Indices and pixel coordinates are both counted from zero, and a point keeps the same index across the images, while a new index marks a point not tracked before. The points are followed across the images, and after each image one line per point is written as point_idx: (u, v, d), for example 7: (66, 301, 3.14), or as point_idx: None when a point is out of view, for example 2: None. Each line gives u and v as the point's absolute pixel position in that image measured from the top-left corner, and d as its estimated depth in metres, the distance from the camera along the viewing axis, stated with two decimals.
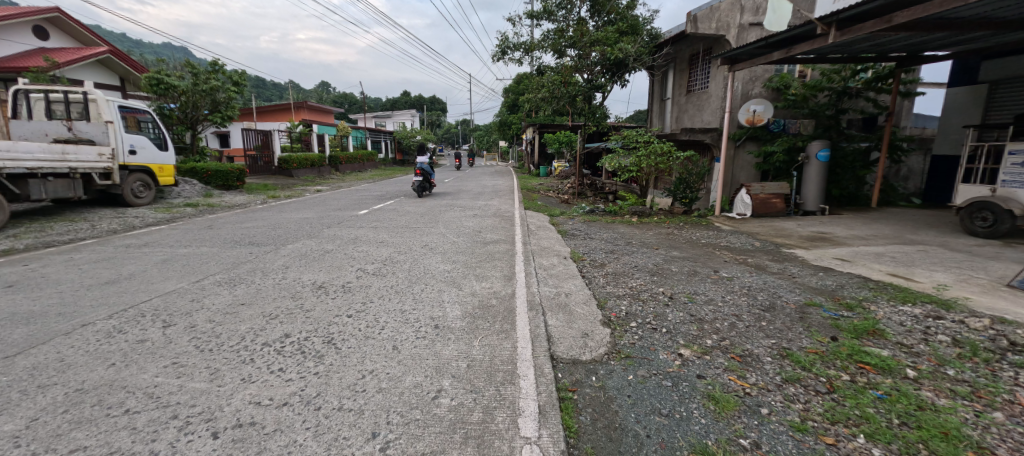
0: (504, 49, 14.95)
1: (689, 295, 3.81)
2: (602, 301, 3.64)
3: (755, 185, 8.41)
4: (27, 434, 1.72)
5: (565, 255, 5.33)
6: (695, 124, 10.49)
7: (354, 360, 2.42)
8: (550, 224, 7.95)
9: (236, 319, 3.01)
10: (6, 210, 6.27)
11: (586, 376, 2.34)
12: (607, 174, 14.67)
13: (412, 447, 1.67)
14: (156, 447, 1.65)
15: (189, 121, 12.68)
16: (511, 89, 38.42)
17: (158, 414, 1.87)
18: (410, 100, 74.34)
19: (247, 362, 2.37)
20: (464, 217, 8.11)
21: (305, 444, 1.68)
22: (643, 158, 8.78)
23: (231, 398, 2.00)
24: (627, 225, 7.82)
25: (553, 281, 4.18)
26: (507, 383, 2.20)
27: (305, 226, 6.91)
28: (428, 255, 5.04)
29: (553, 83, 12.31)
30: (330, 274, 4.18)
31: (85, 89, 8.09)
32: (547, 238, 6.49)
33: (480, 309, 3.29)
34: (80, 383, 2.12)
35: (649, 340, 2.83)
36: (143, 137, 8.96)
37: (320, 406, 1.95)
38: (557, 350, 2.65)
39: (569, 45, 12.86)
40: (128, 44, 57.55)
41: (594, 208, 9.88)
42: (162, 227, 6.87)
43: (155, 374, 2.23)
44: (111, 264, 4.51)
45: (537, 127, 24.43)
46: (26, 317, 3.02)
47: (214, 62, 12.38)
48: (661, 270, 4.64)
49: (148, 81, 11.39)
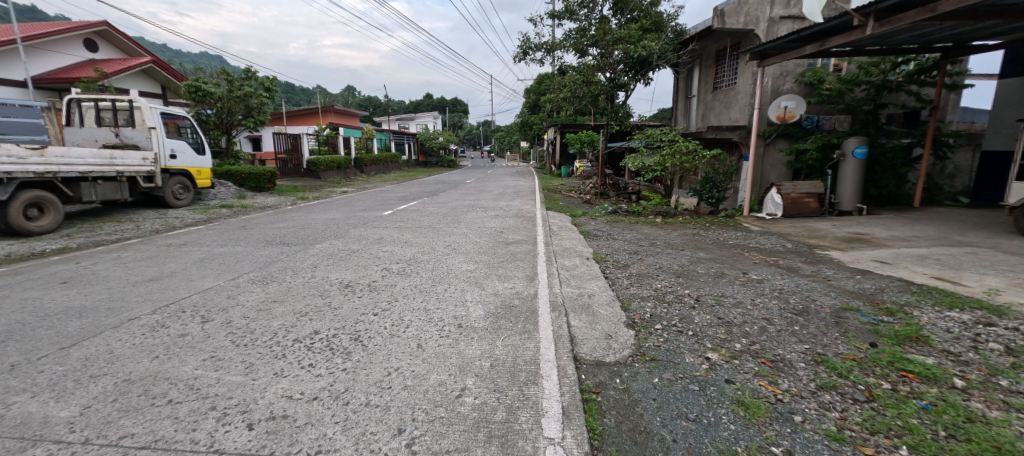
0: (525, 50, 14.97)
1: (716, 297, 3.70)
2: (626, 302, 3.58)
3: (786, 183, 8.10)
4: (81, 421, 1.85)
5: (588, 255, 5.29)
6: (722, 122, 10.21)
7: (380, 357, 2.47)
8: (572, 224, 7.89)
9: (269, 316, 3.13)
10: (60, 212, 6.72)
11: (609, 379, 2.31)
12: (630, 174, 14.46)
13: (437, 444, 1.70)
14: (196, 436, 1.74)
15: (224, 126, 13.22)
16: (533, 89, 38.59)
17: (198, 405, 1.97)
18: (433, 103, 75.46)
19: (280, 357, 2.46)
20: (485, 218, 8.12)
21: (334, 439, 1.73)
22: (668, 157, 8.57)
23: (264, 392, 2.08)
24: (651, 226, 7.67)
25: (575, 282, 4.14)
26: (530, 383, 2.20)
27: (332, 226, 7.08)
28: (450, 255, 5.10)
29: (575, 83, 12.51)
30: (356, 273, 4.28)
31: (130, 98, 8.58)
32: (569, 238, 6.45)
33: (502, 309, 3.30)
34: (127, 374, 2.26)
35: (675, 343, 2.77)
36: (182, 142, 9.49)
37: (348, 401, 2.01)
38: (581, 352, 2.62)
39: (591, 44, 12.76)
40: (167, 53, 61.04)
41: (617, 208, 9.73)
42: (199, 227, 7.23)
43: (195, 367, 2.35)
44: (154, 262, 4.79)
45: (558, 127, 24.44)
46: (79, 311, 3.24)
47: (246, 69, 12.91)
48: (687, 272, 4.53)
49: (187, 89, 12.03)
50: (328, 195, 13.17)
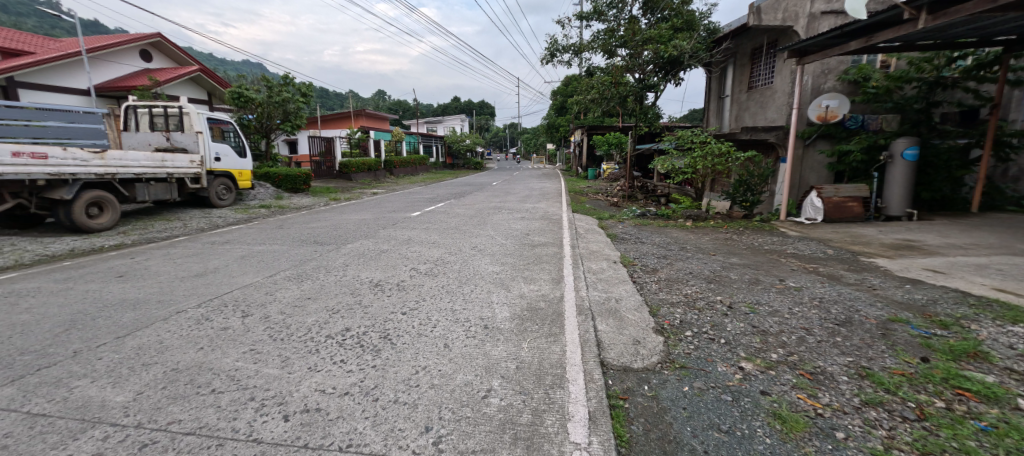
0: (552, 52, 14.94)
1: (750, 305, 3.55)
2: (654, 308, 3.50)
3: (827, 187, 7.72)
4: (135, 406, 1.98)
5: (615, 259, 5.21)
6: (757, 122, 9.83)
7: (408, 355, 2.52)
8: (599, 227, 7.80)
9: (304, 312, 3.26)
10: (117, 211, 7.22)
11: (637, 385, 2.27)
12: (659, 176, 14.16)
13: (464, 443, 1.72)
14: (237, 425, 1.83)
15: (263, 130, 13.88)
16: (559, 91, 38.46)
17: (238, 395, 2.07)
18: (460, 106, 76.49)
19: (313, 352, 2.56)
20: (511, 220, 8.15)
21: (364, 434, 1.77)
22: (699, 159, 8.32)
23: (299, 385, 2.16)
24: (680, 230, 7.47)
25: (602, 286, 4.09)
26: (556, 387, 2.19)
27: (363, 227, 7.29)
28: (476, 256, 5.15)
29: (603, 85, 12.38)
30: (385, 273, 4.39)
31: (180, 104, 9.12)
32: (596, 241, 6.38)
33: (528, 311, 3.30)
34: (175, 363, 2.40)
35: (707, 351, 2.68)
36: (225, 145, 10.04)
37: (377, 397, 2.06)
38: (608, 356, 2.59)
39: (620, 45, 12.60)
40: (213, 62, 64.75)
41: (645, 211, 9.54)
42: (240, 226, 7.61)
43: (236, 359, 2.47)
44: (200, 259, 5.08)
45: (585, 129, 24.24)
46: (133, 303, 3.48)
47: (285, 75, 13.51)
48: (718, 278, 4.38)
49: (231, 95, 12.72)
50: (359, 196, 13.58)
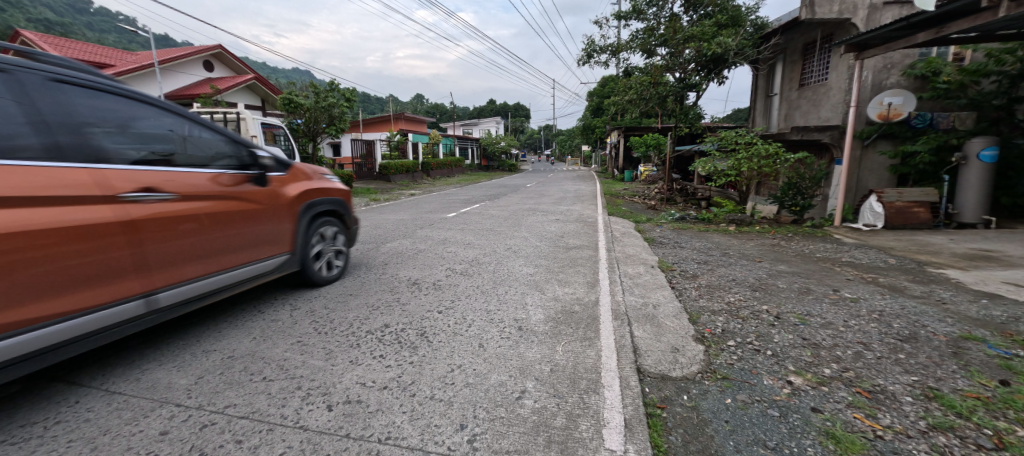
0: (589, 53, 14.76)
1: (800, 316, 3.34)
2: (694, 315, 3.36)
3: (889, 190, 7.15)
4: (197, 388, 2.15)
5: (652, 264, 5.06)
6: (810, 122, 9.26)
7: (444, 353, 2.57)
8: (635, 231, 7.61)
9: (346, 308, 3.40)
10: None
11: (676, 394, 2.19)
12: (699, 179, 13.65)
13: (498, 443, 1.73)
14: (286, 412, 1.94)
15: (310, 134, 14.64)
16: (596, 92, 37.97)
17: (287, 383, 2.19)
18: (496, 108, 77.27)
19: (355, 346, 2.66)
20: (546, 222, 8.13)
21: (401, 427, 1.83)
22: (744, 161, 7.93)
23: (342, 377, 2.26)
24: (722, 235, 7.16)
25: (638, 291, 3.98)
26: (591, 392, 2.16)
27: (401, 227, 7.52)
28: (510, 257, 5.17)
29: (641, 85, 12.10)
30: (422, 272, 4.50)
31: (237, 110, 9.78)
32: (632, 245, 6.24)
33: (563, 314, 3.27)
34: (231, 351, 2.58)
35: (751, 363, 2.56)
36: (277, 148, 10.67)
37: (415, 393, 2.11)
38: (645, 363, 2.52)
39: (660, 44, 12.26)
40: (267, 70, 69.09)
41: (685, 215, 9.21)
42: None
43: (285, 349, 2.62)
44: None
45: (621, 130, 23.78)
46: None
47: (331, 82, 14.21)
48: (764, 286, 4.16)
49: (282, 101, 13.51)
50: (398, 197, 14.00)
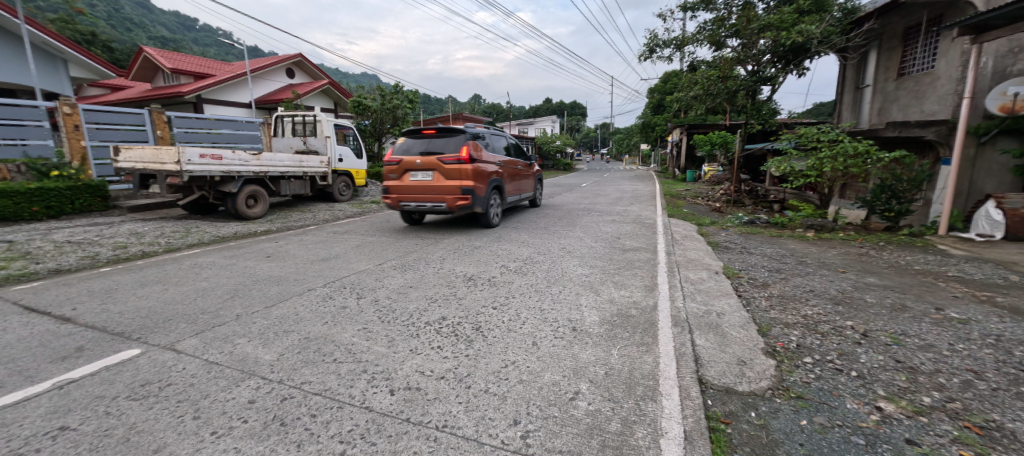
0: (652, 48, 14.16)
1: (893, 335, 2.97)
2: (764, 327, 3.12)
3: (1012, 196, 6.17)
4: (280, 364, 2.38)
5: (716, 270, 4.76)
6: (910, 116, 8.17)
7: (498, 349, 2.62)
8: (697, 234, 7.21)
9: (406, 299, 3.58)
10: (266, 202, 8.72)
11: (742, 410, 2.05)
12: (772, 180, 12.60)
13: (551, 442, 1.73)
14: (353, 392, 2.09)
15: (376, 134, 15.54)
16: (657, 89, 36.42)
17: (354, 366, 2.36)
18: (552, 107, 76.87)
19: (414, 336, 2.80)
20: (601, 223, 7.96)
21: (457, 417, 1.89)
22: (826, 161, 7.19)
23: (403, 365, 2.39)
24: (798, 241, 6.56)
25: (700, 297, 3.77)
26: (648, 399, 2.09)
27: (458, 223, 7.76)
28: (564, 257, 5.13)
29: (708, 79, 11.39)
30: (478, 268, 4.61)
31: (314, 113, 10.64)
32: (694, 249, 5.92)
33: (619, 317, 3.18)
34: (307, 333, 2.83)
35: (832, 383, 2.32)
36: (346, 148, 11.48)
37: (470, 385, 2.17)
38: (707, 374, 2.39)
39: (730, 35, 11.45)
40: (339, 76, 74.45)
41: (754, 219, 8.56)
42: (355, 219, 8.63)
43: (352, 334, 2.83)
44: (324, 246, 5.88)
45: (684, 128, 22.60)
46: (276, 280, 4.17)
47: (396, 84, 14.99)
48: (849, 300, 3.74)
49: (353, 104, 14.50)
50: None
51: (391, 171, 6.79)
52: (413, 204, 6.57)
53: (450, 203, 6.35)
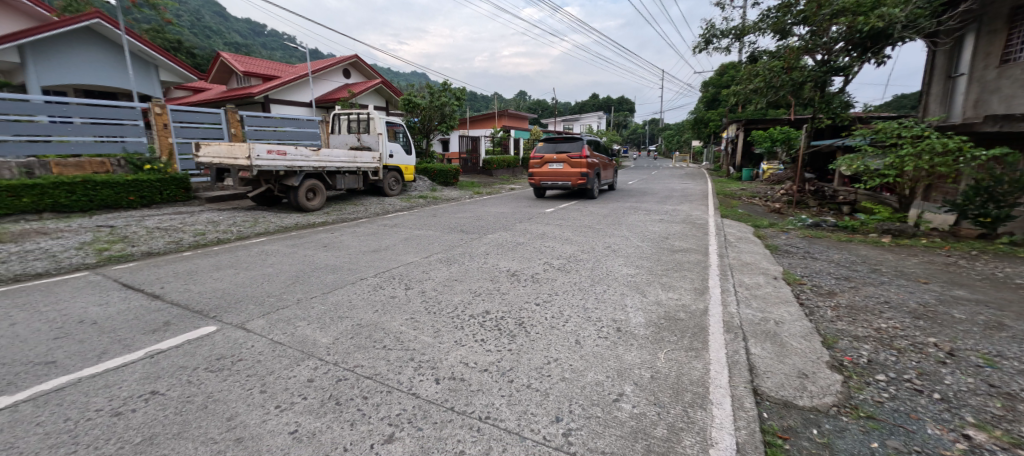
0: (708, 38, 13.41)
1: (985, 356, 2.63)
2: (829, 339, 2.88)
3: None
4: (335, 348, 2.54)
5: (775, 275, 4.46)
6: (1016, 108, 7.15)
7: (541, 345, 2.62)
8: (754, 236, 6.78)
9: (451, 292, 3.67)
10: (323, 196, 9.27)
11: (802, 426, 1.91)
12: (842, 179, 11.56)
13: (593, 442, 1.71)
14: (401, 378, 2.18)
15: (425, 131, 16.01)
16: (712, 82, 34.56)
17: (402, 354, 2.46)
18: (598, 103, 75.28)
19: (459, 328, 2.87)
20: (648, 222, 7.71)
21: (500, 410, 1.92)
22: (908, 159, 6.48)
23: (448, 355, 2.46)
24: (871, 248, 5.98)
25: (756, 304, 3.55)
26: (697, 406, 2.00)
27: (501, 219, 7.83)
28: (609, 256, 5.03)
29: (771, 71, 10.60)
30: (521, 264, 4.64)
31: (368, 111, 11.15)
32: (750, 252, 5.58)
33: (666, 320, 3.08)
34: (359, 320, 2.99)
35: (909, 405, 2.10)
36: (397, 145, 11.91)
37: (513, 379, 2.20)
38: (763, 385, 2.25)
39: (798, 22, 10.59)
40: (391, 75, 77.41)
41: (819, 221, 7.90)
42: (404, 213, 8.95)
43: (401, 323, 2.95)
44: (376, 238, 6.16)
45: (741, 123, 21.29)
46: (332, 268, 4.43)
47: (444, 82, 15.34)
48: (931, 314, 3.37)
49: (403, 102, 15.03)
50: (499, 191, 14.59)
51: (535, 163, 11.11)
52: (550, 183, 10.91)
53: (573, 182, 10.56)
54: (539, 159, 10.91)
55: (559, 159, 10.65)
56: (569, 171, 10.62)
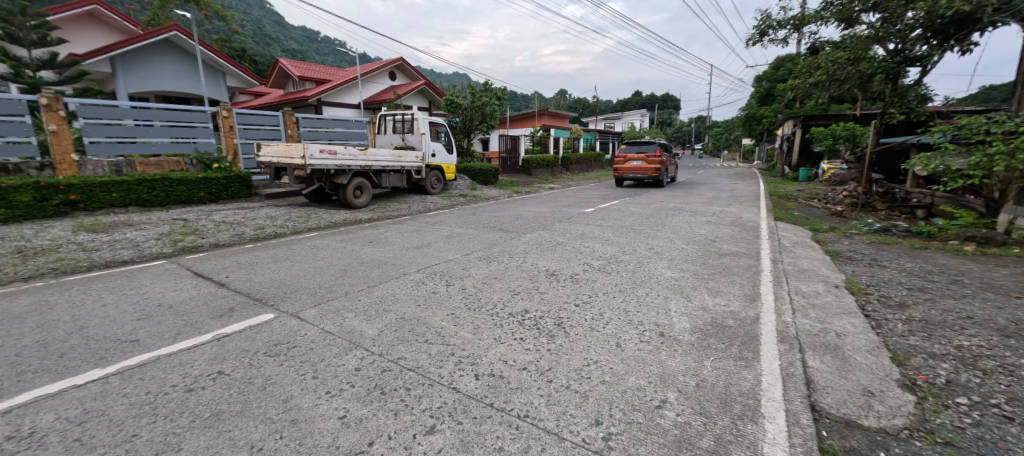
0: (763, 30, 12.63)
1: None
2: (899, 354, 2.64)
3: None
4: (380, 339, 2.64)
5: (835, 283, 4.14)
6: None
7: (580, 347, 2.59)
8: (811, 240, 6.33)
9: (490, 290, 3.71)
10: (369, 193, 9.68)
11: (867, 448, 1.76)
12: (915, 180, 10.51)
13: (634, 448, 1.67)
14: (442, 372, 2.24)
15: (466, 131, 16.29)
16: (766, 77, 32.59)
17: (443, 348, 2.52)
18: (642, 100, 73.17)
19: (498, 326, 2.90)
20: (694, 224, 7.41)
21: (538, 409, 1.92)
22: (998, 158, 5.78)
23: (487, 352, 2.49)
24: (950, 256, 5.40)
25: (814, 313, 3.31)
26: (747, 419, 1.89)
27: (540, 219, 7.82)
28: (652, 258, 4.88)
29: (835, 63, 9.80)
30: (560, 264, 4.61)
31: (412, 112, 11.50)
32: (806, 258, 5.21)
33: (713, 326, 2.94)
34: (402, 314, 3.09)
35: (997, 433, 1.87)
36: (439, 144, 12.19)
37: (551, 379, 2.19)
38: (822, 402, 2.09)
39: (867, 9, 9.72)
40: (434, 76, 79.40)
41: (888, 226, 7.23)
42: (445, 211, 9.16)
43: (441, 318, 3.02)
44: (418, 235, 6.35)
45: (799, 120, 19.92)
46: (378, 263, 4.62)
47: (486, 82, 15.52)
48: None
49: (446, 103, 15.39)
50: (538, 190, 14.56)
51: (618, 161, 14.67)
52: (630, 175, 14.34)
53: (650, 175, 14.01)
54: (623, 157, 14.46)
55: (639, 158, 14.18)
56: (646, 167, 14.11)
